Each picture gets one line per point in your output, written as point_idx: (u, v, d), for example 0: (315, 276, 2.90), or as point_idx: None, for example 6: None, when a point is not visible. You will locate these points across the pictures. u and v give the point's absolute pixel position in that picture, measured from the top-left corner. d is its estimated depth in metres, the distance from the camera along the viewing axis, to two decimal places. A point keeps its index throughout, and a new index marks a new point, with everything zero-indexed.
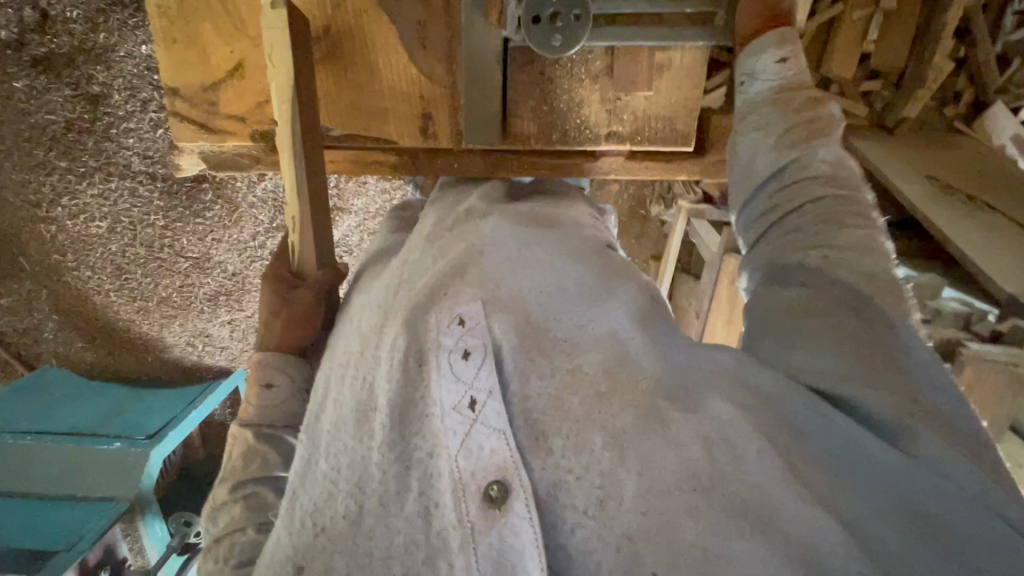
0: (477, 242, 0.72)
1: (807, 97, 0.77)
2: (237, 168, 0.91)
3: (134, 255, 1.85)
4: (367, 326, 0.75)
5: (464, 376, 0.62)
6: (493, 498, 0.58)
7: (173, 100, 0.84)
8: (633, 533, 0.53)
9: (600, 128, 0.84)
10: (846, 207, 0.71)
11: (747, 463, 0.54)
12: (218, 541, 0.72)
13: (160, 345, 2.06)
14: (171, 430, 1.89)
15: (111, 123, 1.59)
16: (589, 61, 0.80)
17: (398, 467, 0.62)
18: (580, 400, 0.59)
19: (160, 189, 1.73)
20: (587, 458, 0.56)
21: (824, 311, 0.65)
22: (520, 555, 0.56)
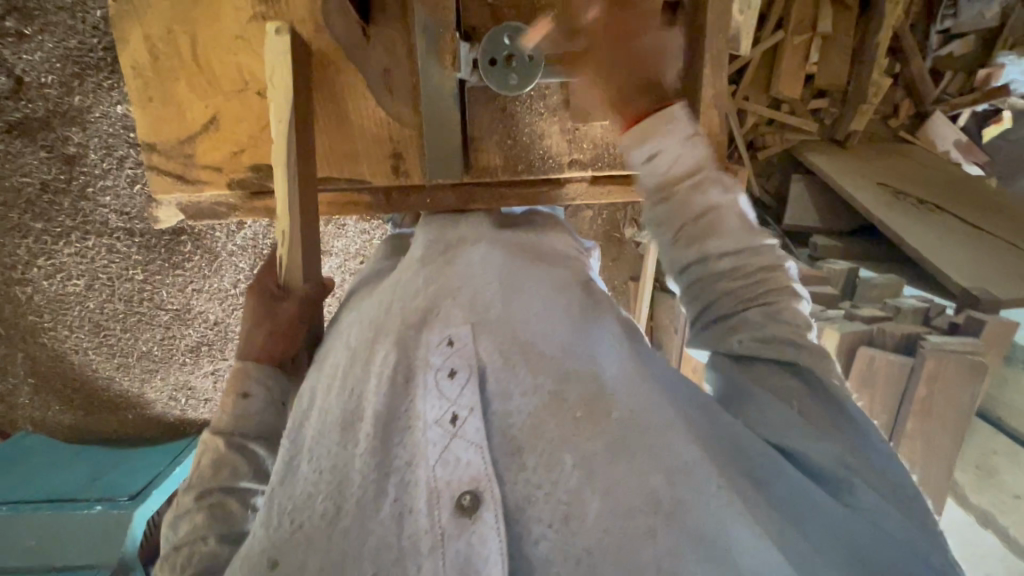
0: (461, 267, 0.76)
1: (685, 191, 0.75)
2: (213, 217, 0.93)
3: (112, 311, 1.84)
4: (355, 338, 0.75)
5: (448, 393, 0.65)
6: (465, 507, 0.60)
7: (150, 155, 0.87)
8: (593, 548, 0.58)
9: (562, 157, 0.89)
10: (762, 286, 0.73)
11: (704, 495, 0.60)
12: (177, 549, 0.68)
13: (141, 401, 2.02)
14: (154, 489, 1.84)
15: (88, 182, 1.62)
16: (546, 96, 0.86)
17: (377, 473, 0.63)
18: (557, 423, 0.63)
19: (138, 244, 1.75)
20: (557, 474, 0.61)
21: (764, 375, 0.72)
22: (483, 562, 0.58)
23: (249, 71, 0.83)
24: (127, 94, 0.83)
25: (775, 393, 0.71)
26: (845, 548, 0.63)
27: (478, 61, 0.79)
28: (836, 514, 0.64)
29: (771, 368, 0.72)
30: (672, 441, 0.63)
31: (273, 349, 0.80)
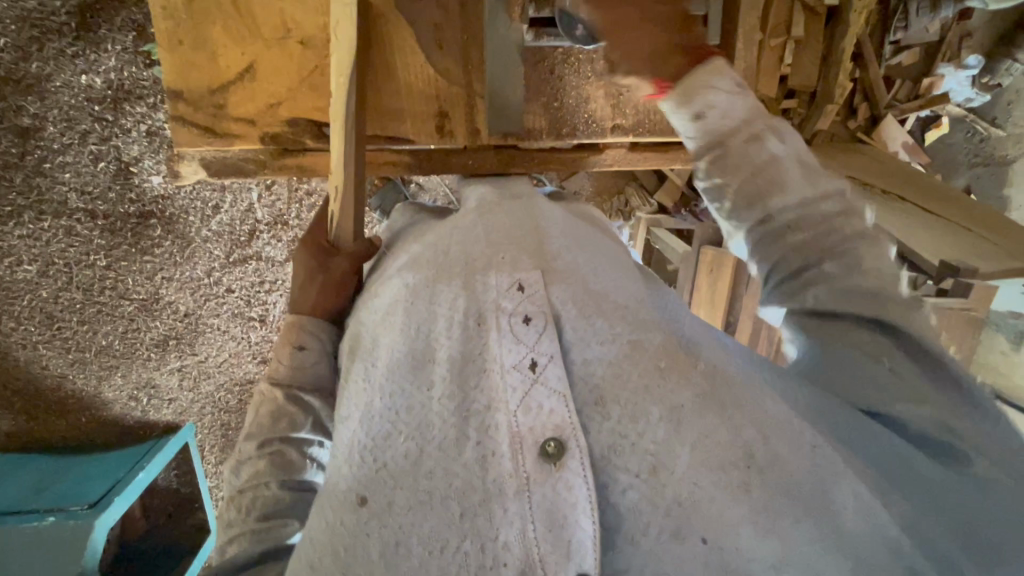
0: (535, 219, 0.75)
1: (744, 141, 0.71)
2: (238, 170, 1.00)
3: (69, 300, 1.65)
4: (412, 276, 0.72)
5: (525, 338, 0.62)
6: (550, 454, 0.57)
7: (177, 103, 0.92)
8: (684, 500, 0.56)
9: (605, 122, 0.92)
10: (835, 236, 0.68)
11: (800, 451, 0.58)
12: (240, 492, 0.75)
13: (97, 402, 1.83)
14: (116, 498, 1.65)
15: (44, 157, 1.46)
16: (593, 61, 0.89)
17: (457, 418, 0.61)
18: (640, 372, 0.61)
19: (101, 227, 1.56)
20: (642, 425, 0.58)
21: (846, 331, 0.65)
22: (572, 508, 0.55)
23: (295, 24, 0.89)
24: (156, 38, 0.87)
25: (862, 351, 0.64)
26: (955, 520, 0.56)
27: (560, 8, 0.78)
28: (947, 483, 0.58)
29: (854, 323, 0.65)
30: (759, 399, 0.62)
31: (325, 304, 0.84)
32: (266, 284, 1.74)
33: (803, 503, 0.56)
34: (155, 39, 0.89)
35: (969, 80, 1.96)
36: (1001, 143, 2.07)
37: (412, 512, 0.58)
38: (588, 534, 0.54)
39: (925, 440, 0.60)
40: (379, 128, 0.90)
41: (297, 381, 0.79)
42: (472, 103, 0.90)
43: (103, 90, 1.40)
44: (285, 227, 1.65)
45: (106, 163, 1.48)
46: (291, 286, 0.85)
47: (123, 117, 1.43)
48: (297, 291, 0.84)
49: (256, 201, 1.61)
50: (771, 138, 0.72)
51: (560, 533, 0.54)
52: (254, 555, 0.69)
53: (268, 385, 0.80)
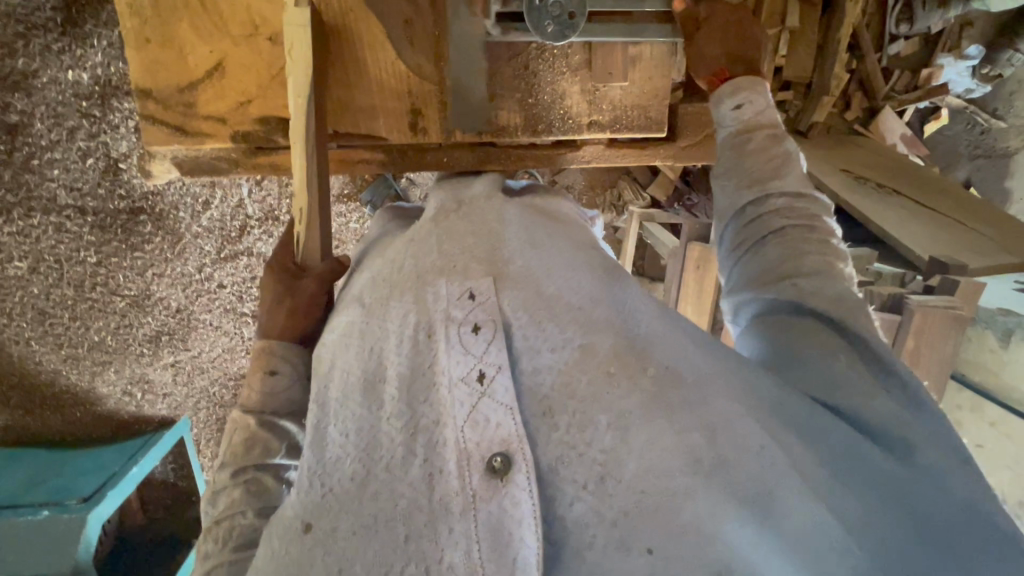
0: (488, 217, 0.72)
1: (764, 136, 0.78)
2: (212, 170, 1.00)
3: (61, 297, 1.66)
4: (369, 297, 0.70)
5: (473, 348, 0.61)
6: (497, 469, 0.57)
7: (146, 100, 0.91)
8: (630, 510, 0.55)
9: (581, 118, 0.91)
10: (809, 236, 0.72)
11: (749, 453, 0.56)
12: (217, 522, 0.73)
13: (92, 397, 1.84)
14: (110, 491, 1.67)
15: (33, 154, 1.46)
16: (569, 56, 0.87)
17: (405, 435, 0.60)
18: (589, 378, 0.59)
19: (91, 223, 1.57)
20: (590, 434, 0.57)
21: (811, 330, 0.66)
22: (516, 525, 0.55)
23: (263, 22, 0.88)
24: (123, 35, 0.86)
25: (822, 348, 0.65)
26: (913, 514, 0.56)
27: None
28: (900, 478, 0.57)
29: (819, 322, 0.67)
30: (712, 395, 0.59)
31: (292, 328, 0.82)
32: (257, 281, 1.75)
33: (749, 509, 0.54)
34: (121, 36, 0.88)
35: (970, 70, 1.93)
36: (1004, 134, 2.06)
37: (356, 537, 0.58)
38: (532, 552, 0.54)
39: (873, 435, 0.60)
40: (352, 127, 0.90)
41: (269, 406, 0.80)
42: (445, 99, 0.89)
43: (90, 86, 1.39)
44: (276, 223, 1.65)
45: (94, 159, 1.48)
46: (259, 311, 0.83)
47: (111, 114, 1.42)
48: (265, 315, 0.83)
49: (246, 196, 1.61)
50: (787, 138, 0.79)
51: (504, 551, 0.55)
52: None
53: (240, 412, 0.80)
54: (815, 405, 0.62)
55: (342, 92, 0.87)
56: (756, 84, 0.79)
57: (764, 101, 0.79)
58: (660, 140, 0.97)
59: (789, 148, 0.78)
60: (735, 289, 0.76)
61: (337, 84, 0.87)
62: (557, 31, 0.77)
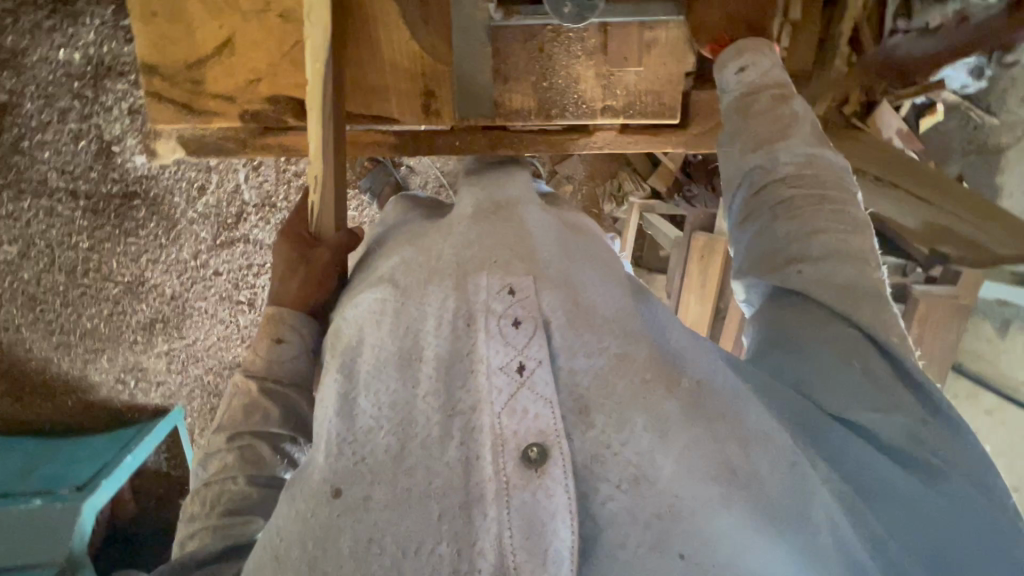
0: (528, 220, 0.73)
1: (768, 96, 0.77)
2: (218, 151, 0.99)
3: (52, 283, 1.63)
4: (403, 278, 0.69)
5: (514, 342, 0.60)
6: (532, 459, 0.55)
7: (153, 77, 0.89)
8: (663, 513, 0.53)
9: (595, 103, 0.90)
10: (821, 205, 0.71)
11: (778, 467, 0.57)
12: (207, 485, 0.75)
13: (84, 385, 1.81)
14: (103, 481, 1.64)
15: (23, 135, 1.42)
16: (585, 39, 0.87)
17: (443, 415, 0.59)
18: (626, 385, 0.60)
19: (83, 207, 1.53)
20: (627, 434, 0.57)
21: (821, 322, 0.67)
22: (550, 516, 0.53)
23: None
24: (129, 8, 0.85)
25: (836, 352, 0.66)
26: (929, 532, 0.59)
27: None
28: (916, 495, 0.60)
29: (829, 315, 0.68)
30: (740, 409, 0.61)
31: (306, 298, 0.82)
32: (255, 268, 1.71)
33: (781, 524, 0.54)
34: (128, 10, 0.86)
35: (966, 66, 1.92)
36: (995, 130, 2.05)
37: (390, 509, 0.55)
38: (566, 544, 0.52)
39: (890, 449, 0.63)
40: (365, 107, 0.89)
41: (274, 373, 0.79)
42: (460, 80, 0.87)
43: (82, 66, 1.35)
44: (273, 210, 1.61)
45: (86, 142, 1.45)
46: (272, 278, 0.83)
47: (103, 95, 1.38)
48: (278, 283, 0.83)
49: (242, 181, 1.58)
50: (794, 97, 0.77)
51: (538, 541, 0.52)
52: (217, 549, 0.68)
53: (242, 377, 0.80)
54: (831, 420, 0.64)
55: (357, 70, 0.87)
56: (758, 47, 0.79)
57: (767, 62, 0.79)
58: (673, 127, 0.97)
59: (795, 108, 0.76)
60: (742, 271, 0.76)
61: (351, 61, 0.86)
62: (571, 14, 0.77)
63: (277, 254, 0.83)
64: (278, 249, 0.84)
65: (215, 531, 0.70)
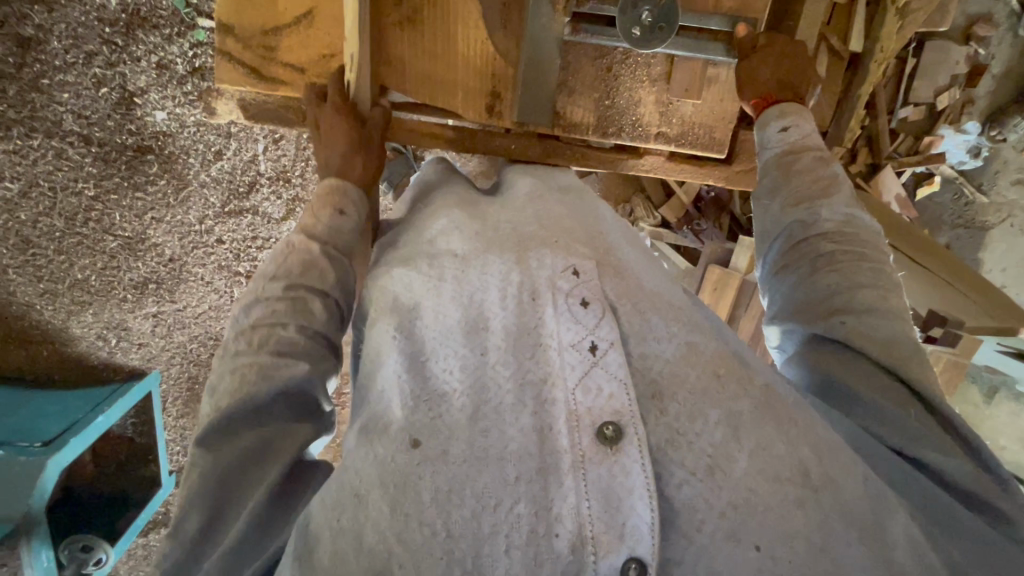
0: (583, 208, 0.76)
1: (811, 157, 0.81)
2: (276, 121, 0.98)
3: (48, 227, 1.56)
4: (461, 246, 0.69)
5: (583, 320, 0.61)
6: (607, 438, 0.55)
7: (226, 37, 0.92)
8: (739, 504, 0.54)
9: (651, 128, 0.94)
10: (863, 265, 0.74)
11: (852, 478, 0.57)
12: (252, 328, 0.72)
13: (63, 337, 1.73)
14: (72, 438, 1.56)
15: (44, 73, 1.37)
16: (651, 65, 0.91)
17: (515, 386, 0.59)
18: (697, 375, 0.60)
19: (95, 154, 1.48)
20: (701, 425, 0.57)
21: (866, 370, 0.69)
22: (627, 492, 0.54)
23: None
24: None
25: (885, 394, 0.67)
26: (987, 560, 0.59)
27: (624, 34, 0.80)
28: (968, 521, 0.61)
29: (876, 364, 0.69)
30: (807, 417, 0.61)
31: (368, 175, 0.85)
32: (257, 241, 1.68)
33: (858, 527, 0.55)
34: None
35: (965, 144, 2.05)
36: (983, 209, 2.14)
37: (467, 465, 0.55)
38: (645, 520, 0.53)
39: (954, 485, 0.64)
40: (427, 98, 0.91)
41: (335, 242, 0.79)
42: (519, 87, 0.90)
43: (117, 12, 1.33)
44: (287, 184, 1.59)
45: (108, 89, 1.41)
46: (325, 152, 0.83)
47: (134, 45, 1.36)
48: (337, 157, 0.83)
49: (260, 152, 1.54)
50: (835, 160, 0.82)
51: (614, 514, 0.53)
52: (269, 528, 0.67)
53: (299, 240, 0.78)
54: (891, 453, 0.66)
55: (428, 63, 0.90)
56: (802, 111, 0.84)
57: (810, 125, 0.83)
58: (719, 162, 0.99)
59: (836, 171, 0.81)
60: (779, 317, 0.79)
61: (421, 55, 0.89)
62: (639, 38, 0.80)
63: (332, 133, 0.83)
64: (329, 125, 0.84)
65: (262, 369, 0.69)
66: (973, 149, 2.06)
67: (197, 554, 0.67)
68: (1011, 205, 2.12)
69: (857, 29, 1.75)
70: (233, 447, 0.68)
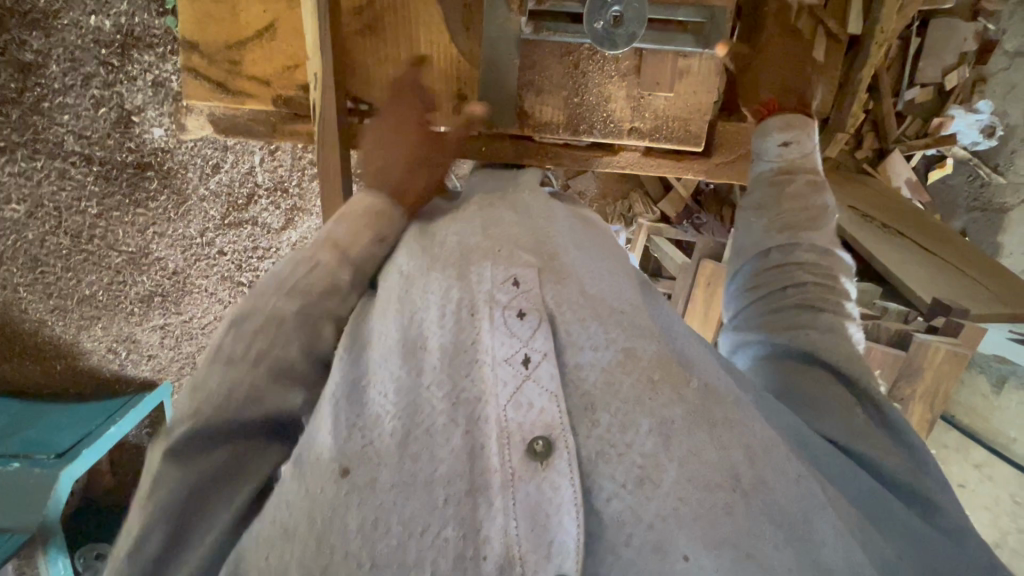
0: (538, 208, 0.75)
1: (805, 182, 0.83)
2: (247, 133, 1.00)
3: (55, 245, 1.61)
4: (408, 263, 0.68)
5: (518, 333, 0.60)
6: (537, 452, 0.55)
7: (191, 54, 0.94)
8: (668, 515, 0.53)
9: (623, 123, 0.94)
10: (829, 291, 0.76)
11: (785, 479, 0.57)
12: None
13: (75, 351, 1.78)
14: (85, 450, 1.60)
15: (44, 96, 1.41)
16: (619, 61, 0.91)
17: (448, 405, 0.58)
18: (632, 382, 0.58)
19: (96, 173, 1.52)
20: (632, 436, 0.56)
21: (826, 381, 0.70)
22: (555, 508, 0.53)
23: None
24: None
25: (839, 405, 0.68)
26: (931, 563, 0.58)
27: (592, 35, 0.81)
28: (912, 525, 0.61)
29: (834, 378, 0.70)
30: (744, 413, 0.61)
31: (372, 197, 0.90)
32: (259, 251, 1.67)
33: (788, 532, 0.54)
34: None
35: (978, 124, 1.96)
36: (1000, 190, 2.01)
37: (396, 490, 0.55)
38: (571, 537, 0.52)
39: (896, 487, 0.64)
40: (394, 105, 0.93)
41: None
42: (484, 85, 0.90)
43: (112, 34, 1.35)
44: (285, 194, 1.58)
45: (107, 109, 1.44)
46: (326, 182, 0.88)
47: (129, 64, 1.38)
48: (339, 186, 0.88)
49: (257, 165, 1.55)
50: (824, 191, 0.84)
51: (542, 533, 0.53)
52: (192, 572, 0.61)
53: None
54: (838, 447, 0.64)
55: (393, 68, 0.91)
56: (807, 124, 0.85)
57: (807, 138, 0.85)
58: (697, 155, 1.00)
59: (825, 202, 0.83)
60: (744, 327, 0.80)
61: (385, 62, 0.91)
62: (602, 32, 0.80)
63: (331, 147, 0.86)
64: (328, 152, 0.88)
65: None
66: (987, 128, 1.97)
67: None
68: None
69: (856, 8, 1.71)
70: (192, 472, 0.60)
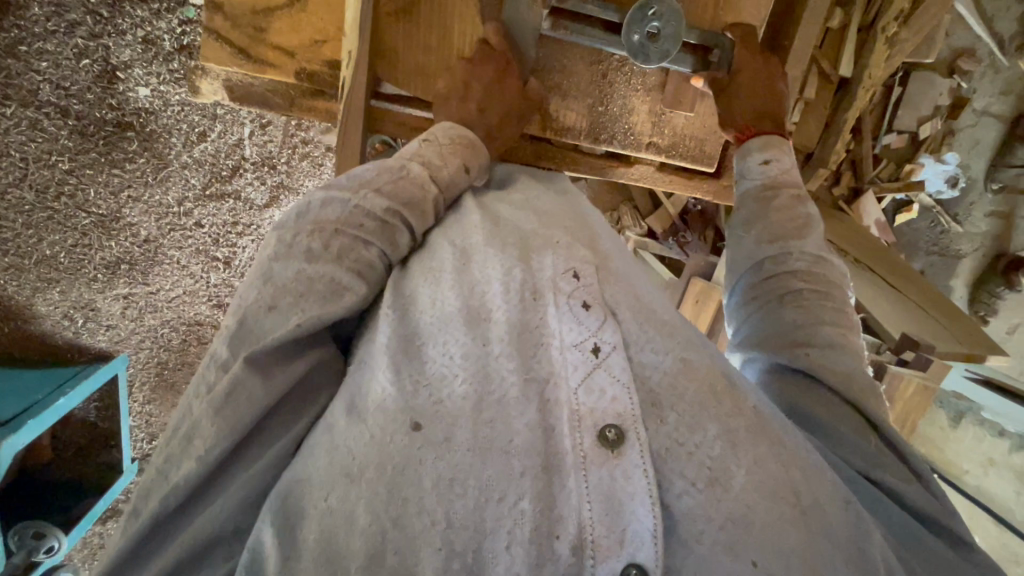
0: (579, 210, 0.77)
1: (789, 196, 0.85)
2: (261, 102, 1.04)
3: (17, 199, 1.50)
4: (459, 238, 0.67)
5: (585, 323, 0.60)
6: (608, 440, 0.55)
7: (217, 14, 0.96)
8: (737, 518, 0.53)
9: (642, 137, 0.97)
10: (825, 303, 0.77)
11: (830, 493, 0.57)
12: None
13: (26, 314, 1.67)
14: (29, 421, 1.48)
15: (20, 38, 1.29)
16: (645, 75, 0.94)
17: (520, 379, 0.57)
18: (695, 390, 0.59)
19: (72, 128, 1.41)
20: (699, 437, 0.56)
21: (827, 401, 0.71)
22: (629, 496, 0.53)
23: None
24: None
25: (841, 420, 0.69)
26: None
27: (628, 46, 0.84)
28: (927, 541, 0.64)
29: (836, 397, 0.71)
30: (793, 439, 0.60)
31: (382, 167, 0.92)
32: (239, 227, 1.62)
33: (839, 548, 0.55)
34: None
35: (944, 173, 2.11)
36: (956, 238, 2.19)
37: (471, 455, 0.53)
38: (647, 527, 0.52)
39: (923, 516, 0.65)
40: (417, 92, 0.92)
41: None
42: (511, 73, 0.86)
43: None
44: (272, 170, 1.52)
45: (90, 61, 1.33)
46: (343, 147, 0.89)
47: (121, 17, 1.28)
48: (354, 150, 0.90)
49: (246, 137, 1.48)
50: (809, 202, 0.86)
51: (617, 519, 0.52)
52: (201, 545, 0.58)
53: None
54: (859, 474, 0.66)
55: (417, 55, 0.90)
56: (783, 145, 0.88)
57: (788, 160, 0.87)
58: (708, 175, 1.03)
59: (809, 211, 0.85)
60: (744, 344, 0.81)
61: (410, 48, 0.90)
62: (638, 44, 0.83)
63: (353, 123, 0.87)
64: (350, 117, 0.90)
65: None
66: (951, 178, 2.12)
67: (148, 536, 0.57)
68: (983, 236, 2.18)
69: (848, 53, 1.79)
70: (236, 436, 0.57)
